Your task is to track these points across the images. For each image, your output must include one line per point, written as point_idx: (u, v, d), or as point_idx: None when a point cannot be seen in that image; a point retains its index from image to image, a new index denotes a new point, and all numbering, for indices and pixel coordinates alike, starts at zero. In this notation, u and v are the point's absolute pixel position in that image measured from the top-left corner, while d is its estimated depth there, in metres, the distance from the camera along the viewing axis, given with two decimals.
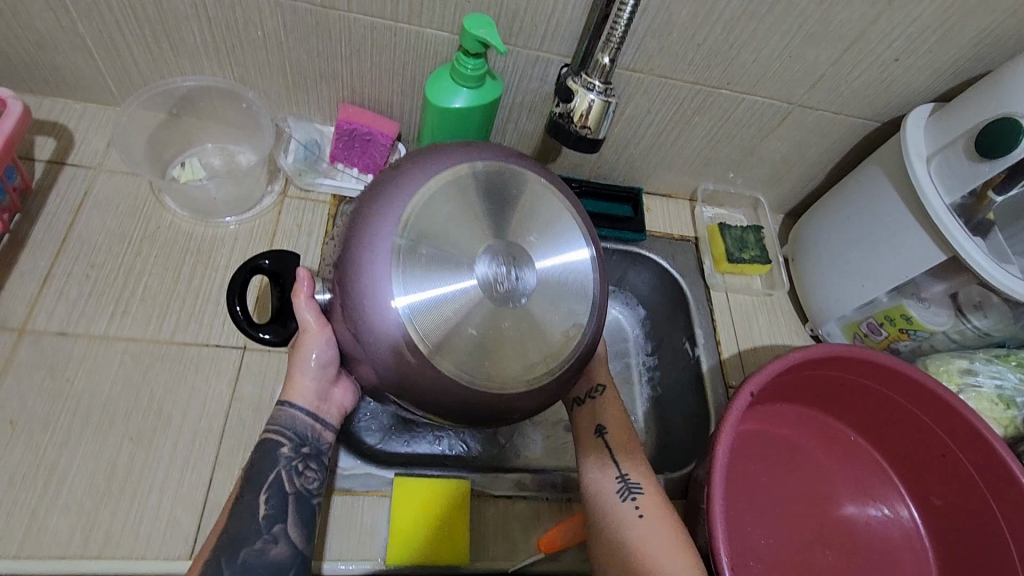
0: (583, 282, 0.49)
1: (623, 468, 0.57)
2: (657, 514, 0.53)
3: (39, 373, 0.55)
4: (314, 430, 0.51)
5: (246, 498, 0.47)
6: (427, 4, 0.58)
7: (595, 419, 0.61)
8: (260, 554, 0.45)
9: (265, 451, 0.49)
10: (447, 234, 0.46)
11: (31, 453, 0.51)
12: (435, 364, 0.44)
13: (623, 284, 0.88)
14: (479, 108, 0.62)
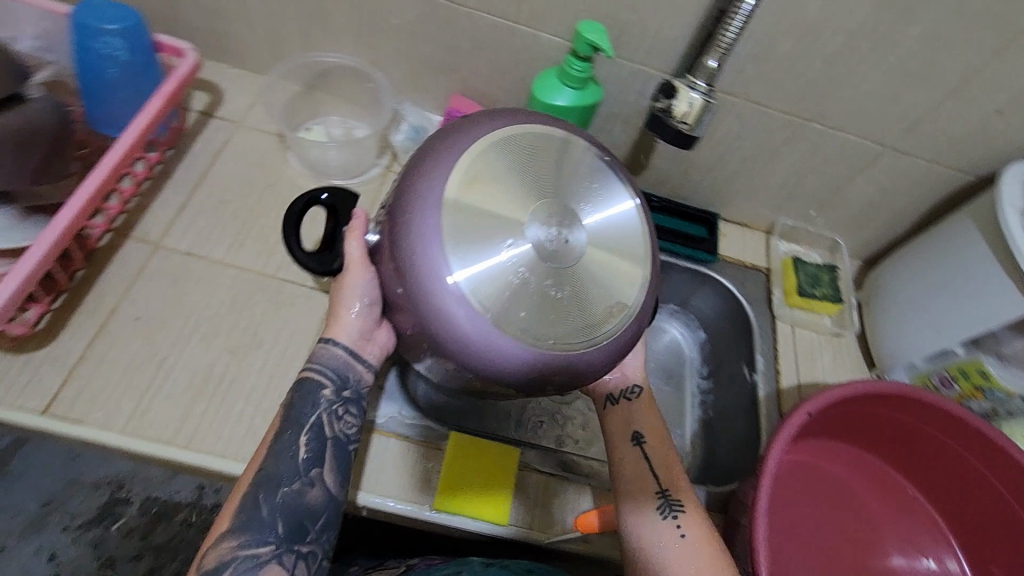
0: (622, 260, 0.52)
1: (663, 482, 0.57)
2: (698, 536, 0.54)
3: (165, 282, 0.63)
4: (353, 372, 0.53)
5: (286, 436, 0.50)
6: (547, 9, 0.64)
7: (633, 424, 0.61)
8: (297, 494, 0.48)
9: (307, 392, 0.52)
10: (504, 194, 0.50)
11: (147, 347, 0.59)
12: (479, 310, 0.47)
13: (687, 305, 0.90)
14: (580, 108, 0.68)
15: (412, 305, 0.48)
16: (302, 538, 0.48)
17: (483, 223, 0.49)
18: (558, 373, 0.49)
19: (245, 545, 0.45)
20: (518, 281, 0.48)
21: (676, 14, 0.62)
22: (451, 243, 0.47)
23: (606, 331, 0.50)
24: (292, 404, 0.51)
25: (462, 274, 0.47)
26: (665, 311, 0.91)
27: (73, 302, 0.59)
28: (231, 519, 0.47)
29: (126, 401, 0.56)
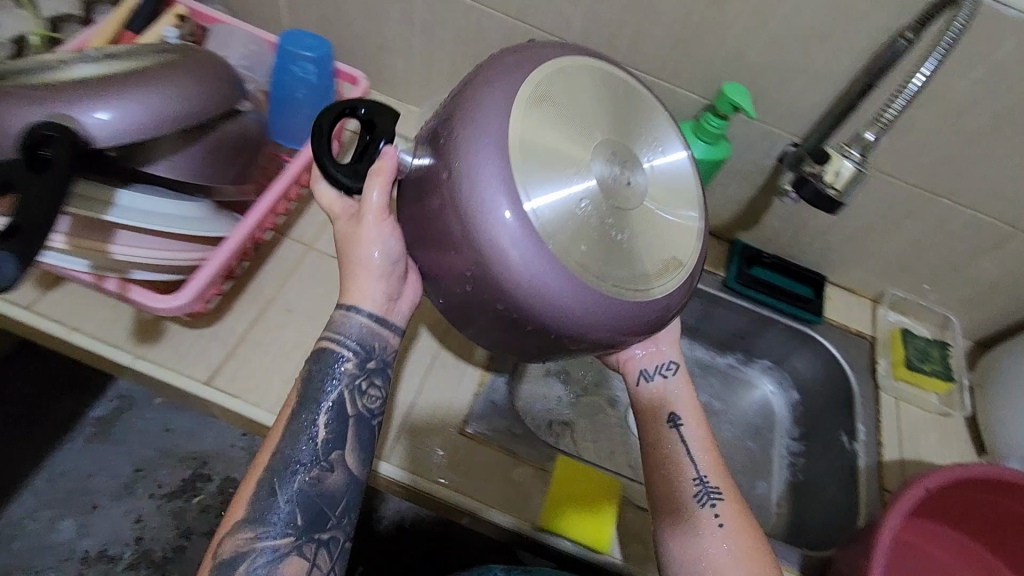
0: (686, 216, 0.51)
1: (701, 468, 0.58)
2: (735, 522, 0.55)
3: (315, 280, 0.69)
4: (373, 336, 0.50)
5: (304, 415, 0.48)
6: (690, 69, 0.69)
7: (666, 406, 0.61)
8: (314, 481, 0.47)
9: (320, 362, 0.49)
10: (568, 125, 0.48)
11: (296, 336, 0.65)
12: (543, 244, 0.44)
13: (782, 364, 0.92)
14: (709, 162, 0.71)
15: (461, 232, 0.45)
16: (321, 526, 0.47)
17: (549, 153, 0.46)
18: (603, 326, 0.46)
19: (262, 538, 0.45)
20: (582, 213, 0.46)
21: (817, 83, 0.65)
22: (514, 166, 0.45)
23: (660, 285, 0.48)
24: (309, 375, 0.49)
25: (525, 201, 0.44)
26: (759, 367, 0.94)
27: (239, 288, 0.67)
28: (247, 510, 0.46)
29: (274, 384, 0.62)
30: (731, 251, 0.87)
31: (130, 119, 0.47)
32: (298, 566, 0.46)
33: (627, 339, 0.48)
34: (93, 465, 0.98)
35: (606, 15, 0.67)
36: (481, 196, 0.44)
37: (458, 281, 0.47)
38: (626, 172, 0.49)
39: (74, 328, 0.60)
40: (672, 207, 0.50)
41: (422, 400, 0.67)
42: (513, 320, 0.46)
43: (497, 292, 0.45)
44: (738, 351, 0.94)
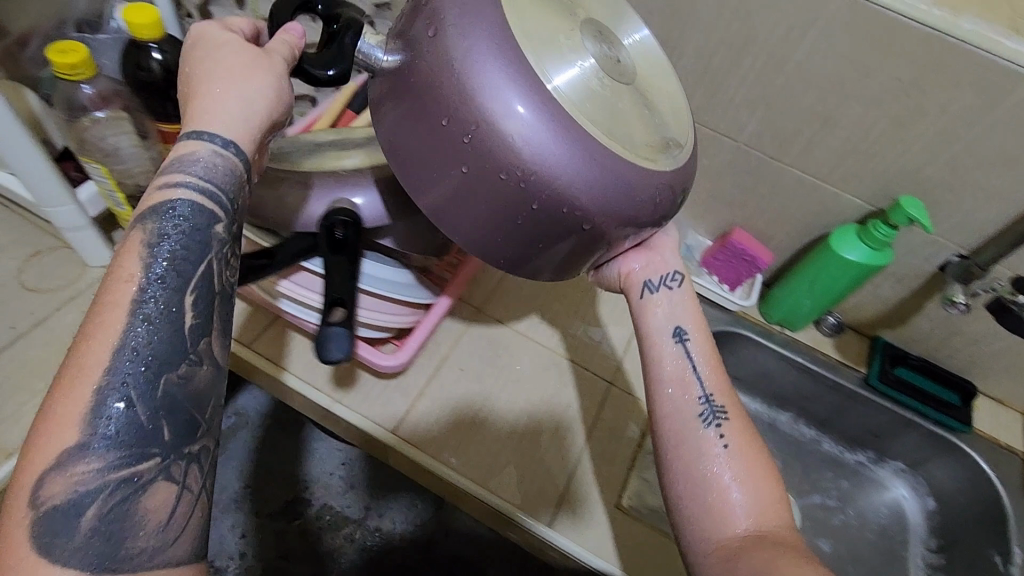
0: (670, 109, 0.53)
1: (706, 387, 0.56)
2: (740, 439, 0.54)
3: (484, 342, 0.75)
4: (234, 180, 0.43)
5: (150, 293, 0.38)
6: (860, 177, 0.72)
7: (673, 320, 0.59)
8: (183, 382, 0.38)
9: (161, 220, 0.40)
10: (550, 2, 0.49)
11: (467, 395, 0.70)
12: (554, 119, 0.43)
13: (917, 469, 0.90)
14: (871, 265, 0.73)
15: (458, 103, 0.42)
16: (191, 439, 0.38)
17: (544, 23, 0.46)
18: (609, 211, 0.45)
19: (115, 467, 0.35)
20: (589, 81, 0.46)
21: (995, 201, 0.67)
22: (517, 38, 0.44)
23: (664, 167, 0.47)
24: (160, 233, 0.40)
25: (537, 70, 0.43)
26: (891, 468, 0.93)
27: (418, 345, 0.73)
28: (79, 428, 0.35)
29: (449, 439, 0.67)
30: (872, 347, 0.88)
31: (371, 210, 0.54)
32: (165, 494, 0.36)
33: (621, 231, 0.47)
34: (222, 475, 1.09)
35: (781, 120, 0.71)
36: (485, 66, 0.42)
37: (449, 161, 0.44)
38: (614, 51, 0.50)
39: (281, 368, 0.68)
40: (658, 87, 0.54)
41: (583, 472, 0.68)
42: (507, 201, 0.44)
43: (496, 166, 0.43)
44: (868, 450, 0.93)
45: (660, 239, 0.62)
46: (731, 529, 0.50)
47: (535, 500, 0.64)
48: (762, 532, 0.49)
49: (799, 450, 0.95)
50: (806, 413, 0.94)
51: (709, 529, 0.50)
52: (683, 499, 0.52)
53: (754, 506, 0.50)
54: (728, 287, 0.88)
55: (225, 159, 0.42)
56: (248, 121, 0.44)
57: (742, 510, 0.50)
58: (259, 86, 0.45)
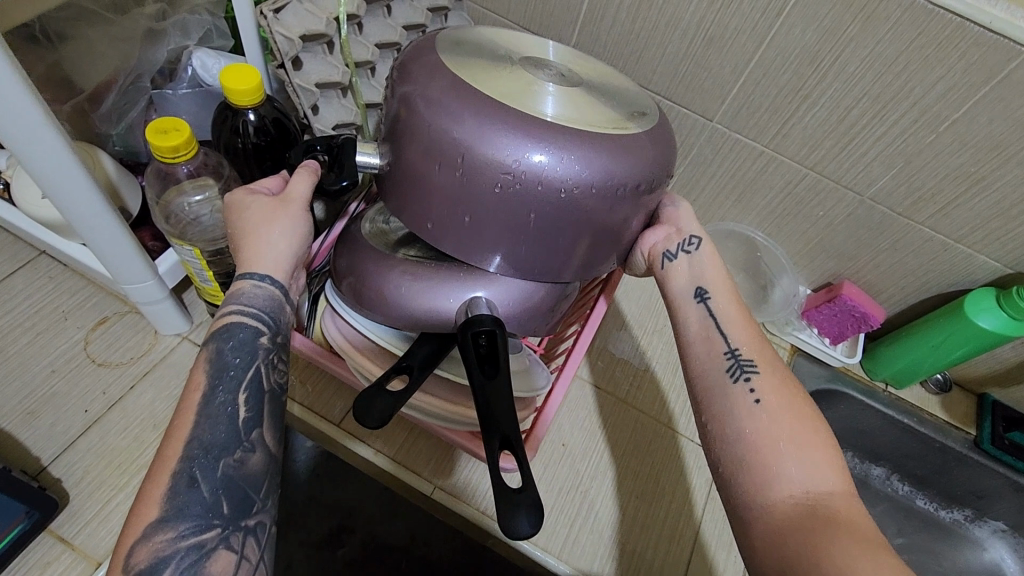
0: (619, 87, 0.53)
1: (733, 341, 0.50)
2: (773, 395, 0.46)
3: (581, 413, 0.71)
4: (278, 307, 0.47)
5: (217, 397, 0.43)
6: (1000, 240, 0.65)
7: (695, 281, 0.55)
8: (239, 464, 0.41)
9: (218, 341, 0.45)
10: (481, 45, 0.50)
11: (571, 475, 0.66)
12: (563, 147, 0.43)
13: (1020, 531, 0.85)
14: (1006, 335, 0.68)
15: (456, 160, 0.43)
16: (248, 512, 0.41)
17: (485, 62, 0.47)
18: (630, 191, 0.46)
19: (186, 535, 0.38)
20: (556, 100, 0.46)
21: None
22: (461, 74, 0.45)
23: (638, 128, 0.48)
24: (220, 354, 0.44)
25: (495, 94, 0.44)
26: (988, 529, 0.87)
27: None
28: (161, 505, 0.38)
29: (561, 528, 0.62)
30: (979, 406, 0.84)
31: (495, 306, 0.49)
32: (228, 560, 0.39)
33: (627, 200, 0.46)
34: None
35: (920, 178, 0.64)
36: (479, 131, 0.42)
37: (456, 204, 0.45)
38: (557, 67, 0.50)
39: (379, 452, 0.62)
40: (595, 70, 0.54)
41: (700, 560, 0.64)
42: (511, 211, 0.45)
43: (496, 189, 0.44)
44: (966, 509, 0.87)
45: (670, 212, 0.59)
46: (776, 496, 0.41)
47: None
48: (816, 499, 0.40)
49: (891, 506, 0.90)
50: (901, 469, 0.89)
51: (749, 493, 0.41)
52: (720, 463, 0.44)
53: (808, 471, 0.41)
54: (829, 342, 0.82)
55: (269, 293, 0.47)
56: (286, 266, 0.48)
57: (792, 474, 0.41)
58: (284, 230, 0.48)
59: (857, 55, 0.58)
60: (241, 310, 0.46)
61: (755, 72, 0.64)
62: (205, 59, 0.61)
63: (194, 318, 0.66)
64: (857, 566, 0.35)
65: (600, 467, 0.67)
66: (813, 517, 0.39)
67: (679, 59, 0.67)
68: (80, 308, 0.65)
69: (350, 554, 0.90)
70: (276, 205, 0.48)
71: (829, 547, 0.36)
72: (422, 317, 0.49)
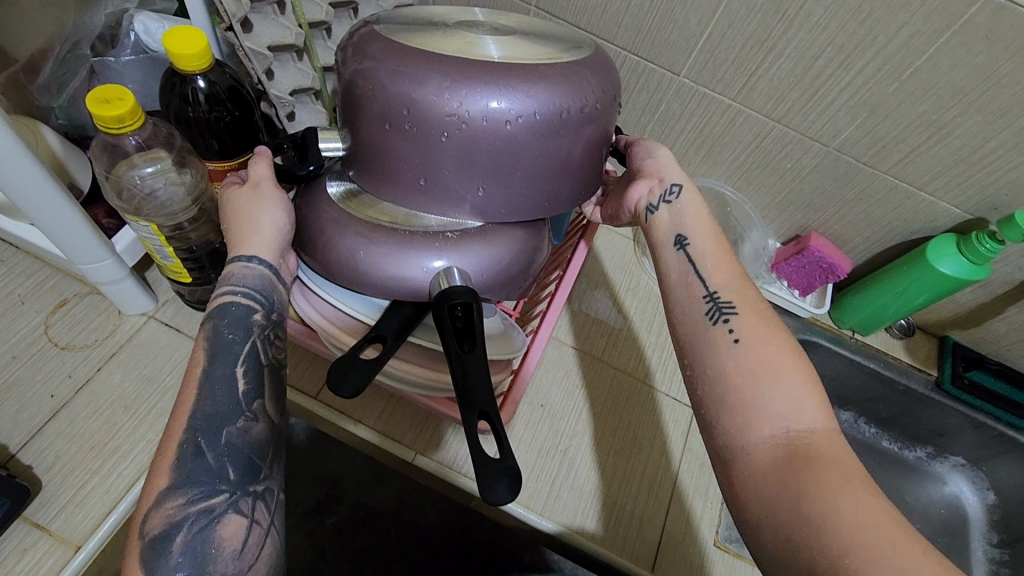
0: (555, 29, 0.53)
1: (712, 285, 0.50)
2: (753, 334, 0.46)
3: (559, 373, 0.72)
4: (270, 285, 0.47)
5: (216, 371, 0.42)
6: (961, 186, 0.67)
7: (677, 228, 0.54)
8: (244, 433, 0.41)
9: (214, 322, 0.44)
10: (414, 16, 0.50)
11: (551, 434, 0.67)
12: (508, 84, 0.44)
13: (978, 465, 0.89)
14: (966, 279, 0.70)
15: (411, 121, 0.44)
16: (256, 478, 0.41)
17: (418, 29, 0.48)
18: (582, 120, 0.46)
19: (195, 501, 0.38)
20: (497, 49, 0.46)
21: None
22: (399, 40, 0.45)
23: (574, 59, 0.47)
24: (216, 333, 0.44)
25: (432, 49, 0.45)
26: (948, 464, 0.92)
27: None
28: (170, 475, 0.39)
29: (544, 484, 0.63)
30: (940, 348, 0.87)
31: (467, 273, 0.48)
32: (238, 524, 0.39)
33: (576, 131, 0.47)
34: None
35: (883, 128, 0.65)
36: (425, 90, 0.43)
37: (421, 162, 0.46)
38: (488, 23, 0.50)
39: (358, 421, 0.62)
40: (529, 21, 0.53)
41: (678, 508, 0.66)
42: (473, 159, 0.46)
43: (454, 140, 0.45)
44: (928, 446, 0.92)
45: (652, 160, 0.58)
46: (759, 434, 0.41)
47: (634, 546, 0.62)
48: (800, 438, 0.40)
49: (860, 450, 0.94)
50: (868, 412, 0.92)
51: (730, 431, 0.42)
52: (701, 402, 0.45)
53: (790, 405, 0.41)
54: (798, 294, 0.83)
55: (265, 272, 0.46)
56: (277, 246, 0.48)
57: (774, 412, 0.41)
58: (267, 207, 0.48)
59: (822, 4, 0.57)
60: (234, 290, 0.45)
61: (721, 23, 0.63)
62: (148, 23, 0.57)
63: (158, 296, 0.64)
64: (840, 513, 0.36)
65: (580, 424, 0.69)
66: (793, 455, 0.39)
67: (645, 11, 0.65)
68: (36, 291, 0.62)
69: (339, 522, 0.92)
70: (245, 190, 0.49)
71: (810, 483, 0.37)
72: (397, 276, 0.48)
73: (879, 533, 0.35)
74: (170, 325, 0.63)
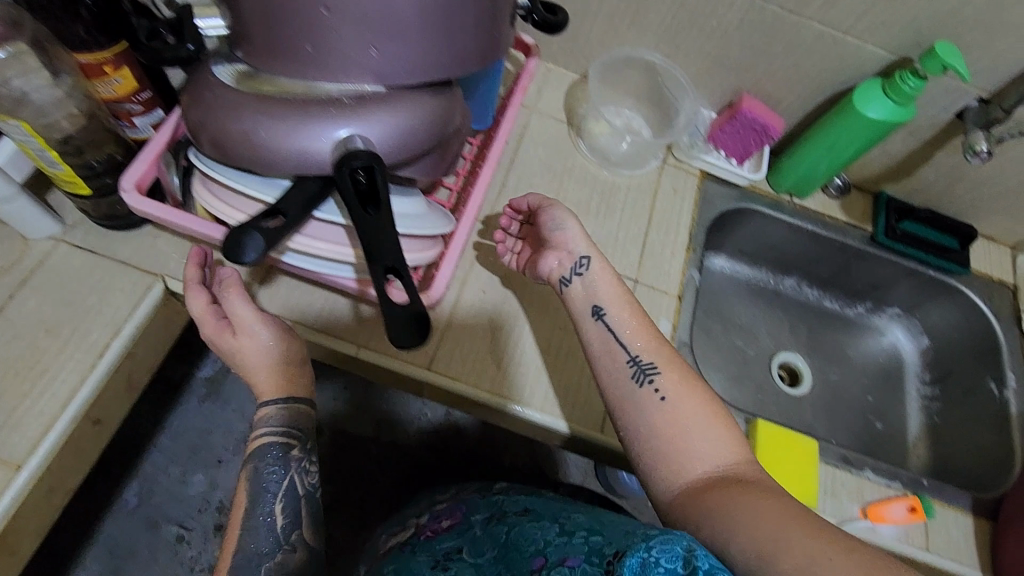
0: None
1: (633, 349, 0.57)
2: (676, 392, 0.54)
3: (499, 259, 0.71)
4: (294, 426, 0.55)
5: (259, 510, 0.52)
6: (886, 24, 0.66)
7: (591, 298, 0.60)
8: (281, 563, 0.51)
9: (256, 464, 0.54)
10: None
11: (495, 318, 0.67)
12: None
13: (913, 311, 0.94)
14: (891, 123, 0.70)
15: None
16: None
17: None
18: None
19: None
20: None
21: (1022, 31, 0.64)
22: None
23: None
24: (258, 472, 0.53)
25: None
26: (888, 315, 0.96)
27: None
28: None
29: (491, 365, 0.64)
30: (875, 203, 0.88)
31: (371, 142, 0.46)
32: None
33: None
34: (212, 421, 1.13)
35: None
36: None
37: (304, 27, 0.43)
38: None
39: (296, 323, 0.61)
40: None
41: None
42: (359, 18, 0.43)
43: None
44: (866, 300, 0.96)
45: (559, 233, 0.62)
46: (691, 473, 0.51)
47: (582, 411, 0.65)
48: (724, 471, 0.50)
49: (805, 312, 0.96)
50: (809, 275, 0.95)
51: (665, 477, 0.51)
52: (641, 460, 0.53)
53: (715, 450, 0.51)
54: (735, 162, 0.83)
55: (286, 409, 0.55)
56: (285, 376, 0.56)
57: (699, 453, 0.51)
58: (262, 346, 0.56)
59: None
60: (266, 434, 0.55)
61: None
62: None
63: (64, 218, 0.60)
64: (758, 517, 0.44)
65: (522, 305, 0.69)
66: (721, 483, 0.49)
67: None
68: None
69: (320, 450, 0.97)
70: (235, 332, 0.55)
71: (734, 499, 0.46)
72: (296, 157, 0.45)
73: (789, 528, 0.42)
74: (82, 246, 0.60)
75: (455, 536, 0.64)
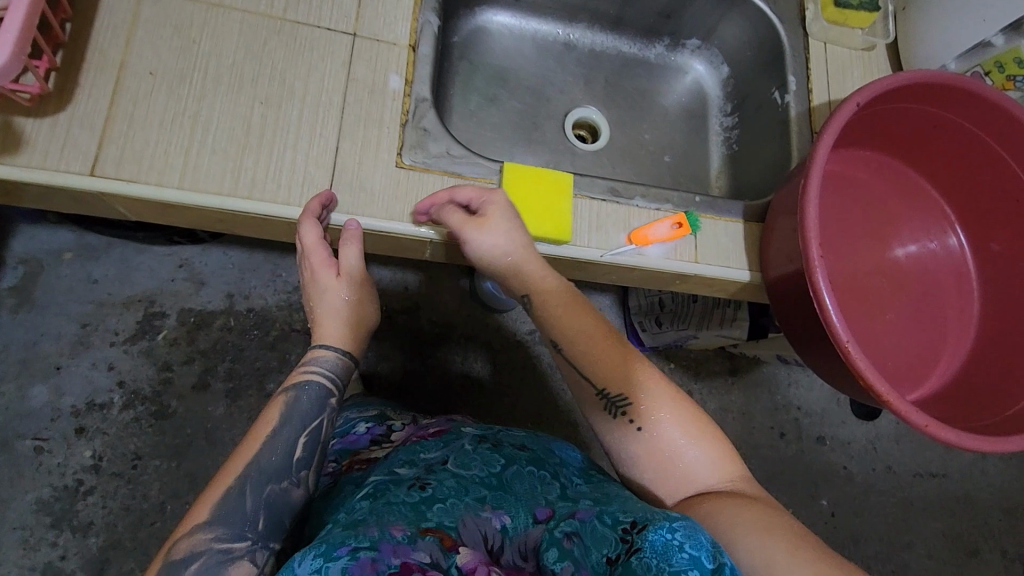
0: None
1: (599, 381, 0.52)
2: (652, 419, 0.50)
3: (168, 31, 0.57)
4: (333, 384, 0.54)
5: (285, 433, 0.50)
6: None
7: (546, 331, 0.54)
8: (284, 493, 0.49)
9: (297, 391, 0.52)
10: None
11: (173, 103, 0.55)
12: None
13: (711, 38, 0.86)
14: None
15: None
16: (274, 535, 0.48)
17: None
18: None
19: (221, 539, 0.45)
20: None
21: None
22: None
23: None
24: (297, 400, 0.52)
25: None
26: (688, 49, 0.89)
27: (74, 63, 0.54)
28: (208, 511, 0.46)
29: (175, 159, 0.54)
30: None
31: None
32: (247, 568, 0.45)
33: None
34: (33, 330, 0.97)
35: None
36: None
37: None
38: None
39: None
40: None
41: (349, 144, 0.58)
42: None
43: None
44: (664, 36, 0.88)
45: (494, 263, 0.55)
46: (684, 488, 0.49)
47: (301, 190, 0.56)
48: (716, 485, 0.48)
49: (602, 63, 0.88)
50: (596, 16, 0.85)
51: (658, 496, 0.50)
52: (632, 481, 0.51)
53: (706, 463, 0.49)
54: None
55: (340, 361, 0.54)
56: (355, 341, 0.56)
57: (690, 473, 0.49)
58: (346, 298, 0.55)
59: None
60: (316, 370, 0.54)
61: None
62: None
63: None
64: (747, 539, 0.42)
65: (208, 82, 0.56)
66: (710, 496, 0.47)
67: None
68: None
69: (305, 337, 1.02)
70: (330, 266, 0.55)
71: (728, 523, 0.44)
72: None
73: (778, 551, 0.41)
74: None
75: (439, 447, 0.55)
